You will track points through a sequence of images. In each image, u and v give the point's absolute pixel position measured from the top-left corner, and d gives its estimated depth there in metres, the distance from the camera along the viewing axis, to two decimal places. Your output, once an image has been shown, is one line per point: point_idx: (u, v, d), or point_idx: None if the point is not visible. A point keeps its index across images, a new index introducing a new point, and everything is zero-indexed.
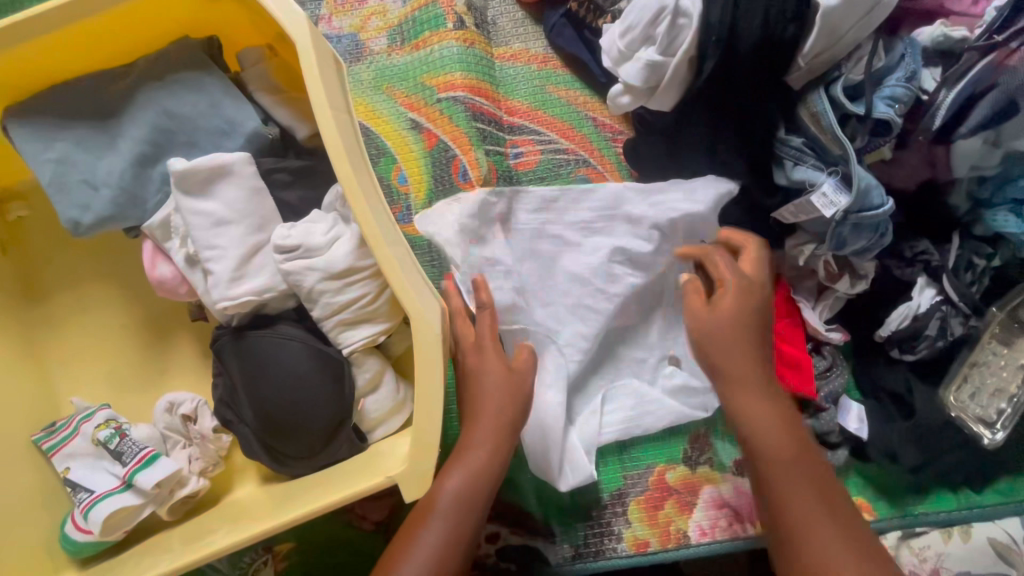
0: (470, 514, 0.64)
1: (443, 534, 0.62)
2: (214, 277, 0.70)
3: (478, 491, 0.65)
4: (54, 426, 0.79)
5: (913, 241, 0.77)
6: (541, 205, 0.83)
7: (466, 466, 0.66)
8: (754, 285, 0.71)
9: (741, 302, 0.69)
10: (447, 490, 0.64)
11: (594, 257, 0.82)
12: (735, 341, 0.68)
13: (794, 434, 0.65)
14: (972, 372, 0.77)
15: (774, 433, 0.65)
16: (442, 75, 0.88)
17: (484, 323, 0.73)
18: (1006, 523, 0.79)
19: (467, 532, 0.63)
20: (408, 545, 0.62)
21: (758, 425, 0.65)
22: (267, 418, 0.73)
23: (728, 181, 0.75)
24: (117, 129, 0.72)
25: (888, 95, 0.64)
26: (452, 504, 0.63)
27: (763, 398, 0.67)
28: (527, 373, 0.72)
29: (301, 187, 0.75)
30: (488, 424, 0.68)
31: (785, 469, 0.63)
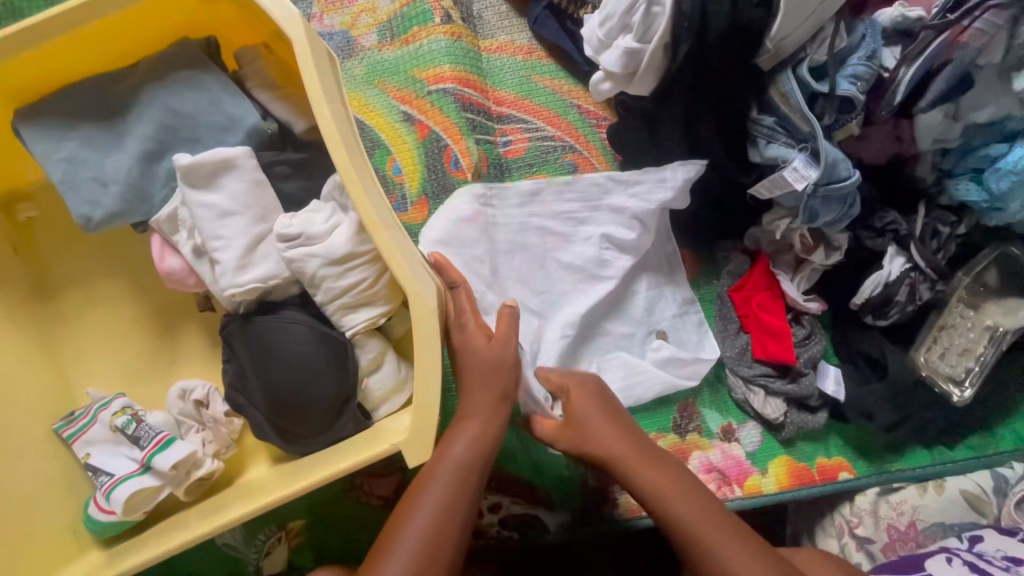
0: (470, 480, 0.68)
1: (442, 498, 0.66)
2: (221, 266, 0.73)
3: (476, 457, 0.69)
4: (72, 415, 0.83)
5: (883, 213, 0.81)
6: (527, 197, 0.87)
7: (464, 435, 0.71)
8: (584, 384, 0.74)
9: (589, 399, 0.73)
10: (448, 457, 0.69)
11: (586, 246, 0.87)
12: (598, 442, 0.70)
13: (698, 503, 0.65)
14: (942, 334, 0.82)
15: (676, 506, 0.65)
16: (431, 67, 0.92)
17: (461, 301, 0.77)
18: (978, 476, 0.84)
19: (466, 498, 0.67)
20: (411, 508, 0.66)
21: (661, 501, 0.66)
22: (276, 399, 0.77)
23: (699, 160, 0.79)
24: (124, 127, 0.76)
25: (851, 73, 0.68)
26: (451, 470, 0.68)
27: (655, 474, 0.67)
28: (510, 341, 0.75)
29: (300, 179, 0.79)
30: (483, 395, 0.73)
31: (708, 534, 0.63)
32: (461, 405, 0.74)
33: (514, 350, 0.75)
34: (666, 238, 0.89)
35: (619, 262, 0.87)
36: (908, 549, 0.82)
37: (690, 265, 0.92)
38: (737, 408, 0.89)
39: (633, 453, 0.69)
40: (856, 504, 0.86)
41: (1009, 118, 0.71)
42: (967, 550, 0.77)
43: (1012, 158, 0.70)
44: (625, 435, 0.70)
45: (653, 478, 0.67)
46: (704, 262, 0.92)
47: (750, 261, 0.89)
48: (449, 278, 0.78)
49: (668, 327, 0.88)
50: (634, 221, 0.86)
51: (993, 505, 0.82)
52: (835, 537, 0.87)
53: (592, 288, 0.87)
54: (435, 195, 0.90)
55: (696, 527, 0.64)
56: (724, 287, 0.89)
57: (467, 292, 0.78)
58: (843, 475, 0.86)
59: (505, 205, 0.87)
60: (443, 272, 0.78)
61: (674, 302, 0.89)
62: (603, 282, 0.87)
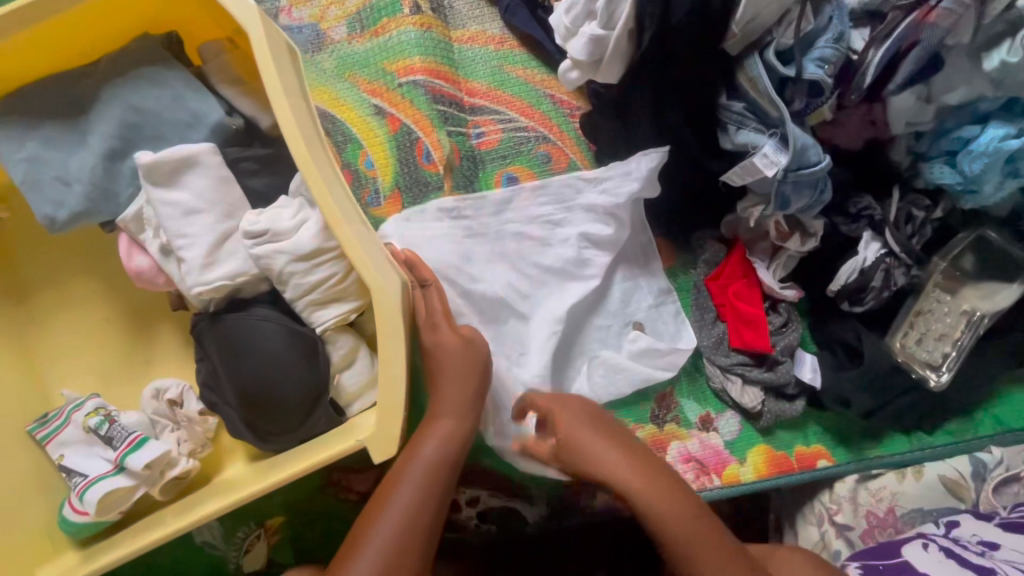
0: (441, 479, 0.68)
1: (411, 497, 0.66)
2: (187, 264, 0.73)
3: (447, 455, 0.70)
4: (46, 417, 0.83)
5: (857, 198, 0.80)
6: (502, 205, 0.86)
7: (436, 434, 0.70)
8: (573, 408, 0.73)
9: (574, 419, 0.72)
10: (420, 456, 0.69)
11: (565, 248, 0.86)
12: (595, 463, 0.68)
13: (697, 526, 0.64)
14: (918, 320, 0.82)
15: (677, 529, 0.64)
16: (401, 59, 0.91)
17: (432, 300, 0.76)
18: (956, 461, 0.83)
19: (434, 500, 0.67)
20: (381, 509, 0.66)
21: (660, 522, 0.64)
22: (247, 397, 0.76)
23: (657, 148, 0.78)
24: (86, 126, 0.75)
25: (818, 56, 0.67)
26: (422, 470, 0.68)
27: (655, 497, 0.65)
28: (480, 342, 0.76)
29: (268, 175, 0.78)
30: (455, 392, 0.73)
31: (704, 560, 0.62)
32: (432, 405, 0.74)
33: (485, 350, 0.75)
34: (641, 229, 0.88)
35: (594, 252, 0.86)
36: (887, 536, 0.82)
37: (666, 254, 0.92)
38: (715, 396, 0.88)
39: (634, 472, 0.67)
40: (836, 491, 0.86)
41: (981, 99, 0.70)
42: (943, 536, 0.77)
43: (983, 140, 0.69)
44: (625, 457, 0.68)
45: (653, 503, 0.65)
46: (681, 250, 0.92)
47: (727, 249, 0.88)
48: (420, 277, 0.78)
49: (644, 318, 0.88)
50: (607, 213, 0.85)
51: (972, 490, 0.82)
52: (815, 524, 0.87)
53: (566, 279, 0.86)
54: (408, 188, 0.89)
55: (694, 550, 0.63)
56: (700, 277, 0.89)
57: (437, 290, 0.77)
58: (822, 463, 0.85)
59: (480, 207, 0.86)
60: (415, 269, 0.78)
61: (649, 293, 0.88)
62: (584, 281, 0.86)
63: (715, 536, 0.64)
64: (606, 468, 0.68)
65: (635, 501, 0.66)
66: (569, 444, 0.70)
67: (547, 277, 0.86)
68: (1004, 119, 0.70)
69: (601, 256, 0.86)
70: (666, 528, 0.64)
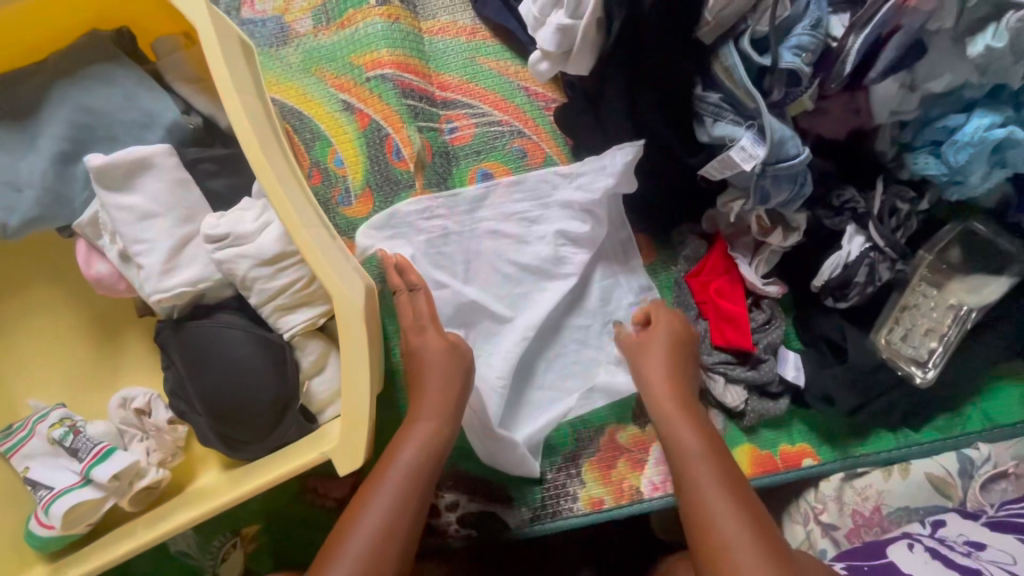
0: (420, 484, 0.66)
1: (391, 501, 0.64)
2: (145, 271, 0.70)
3: (426, 459, 0.67)
4: (10, 429, 0.81)
5: (839, 190, 0.78)
6: (477, 201, 0.83)
7: (414, 439, 0.68)
8: (685, 332, 0.77)
9: (668, 331, 0.76)
10: (399, 460, 0.66)
11: (541, 246, 0.83)
12: (649, 376, 0.74)
13: (715, 456, 0.66)
14: (904, 315, 0.80)
15: (694, 454, 0.66)
16: (369, 52, 0.88)
17: (419, 303, 0.76)
18: (943, 459, 0.82)
19: (414, 506, 0.65)
20: (357, 514, 0.63)
21: (683, 446, 0.67)
22: (213, 406, 0.73)
23: (633, 141, 0.75)
24: (36, 129, 0.73)
25: (795, 44, 0.64)
26: (401, 475, 0.65)
27: (686, 424, 0.69)
28: (467, 351, 0.74)
29: (228, 176, 0.76)
30: (436, 396, 0.71)
31: (708, 482, 0.63)
32: (411, 409, 0.72)
33: (468, 356, 0.74)
34: (620, 225, 0.86)
35: (570, 250, 0.84)
36: (874, 534, 0.80)
37: (647, 248, 0.89)
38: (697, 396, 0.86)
39: (674, 397, 0.72)
40: (821, 490, 0.84)
41: (966, 86, 0.67)
42: (930, 536, 0.75)
43: (969, 129, 0.67)
44: (674, 379, 0.73)
45: (684, 428, 0.68)
46: (661, 245, 0.89)
47: (708, 245, 0.85)
48: (409, 280, 0.76)
49: (624, 317, 0.85)
50: (584, 211, 0.83)
51: (959, 488, 0.80)
52: (800, 523, 0.85)
53: (544, 278, 0.84)
54: (379, 187, 0.86)
55: (702, 474, 0.64)
56: (681, 273, 0.86)
57: (426, 294, 0.76)
58: (806, 461, 0.83)
59: (455, 209, 0.82)
60: (404, 275, 0.77)
61: (628, 292, 0.86)
62: (561, 280, 0.84)
63: (727, 470, 0.65)
64: (652, 386, 0.73)
65: (665, 420, 0.70)
66: (639, 351, 0.76)
67: (521, 276, 0.84)
68: (990, 107, 0.67)
69: (581, 254, 0.84)
70: (685, 449, 0.67)
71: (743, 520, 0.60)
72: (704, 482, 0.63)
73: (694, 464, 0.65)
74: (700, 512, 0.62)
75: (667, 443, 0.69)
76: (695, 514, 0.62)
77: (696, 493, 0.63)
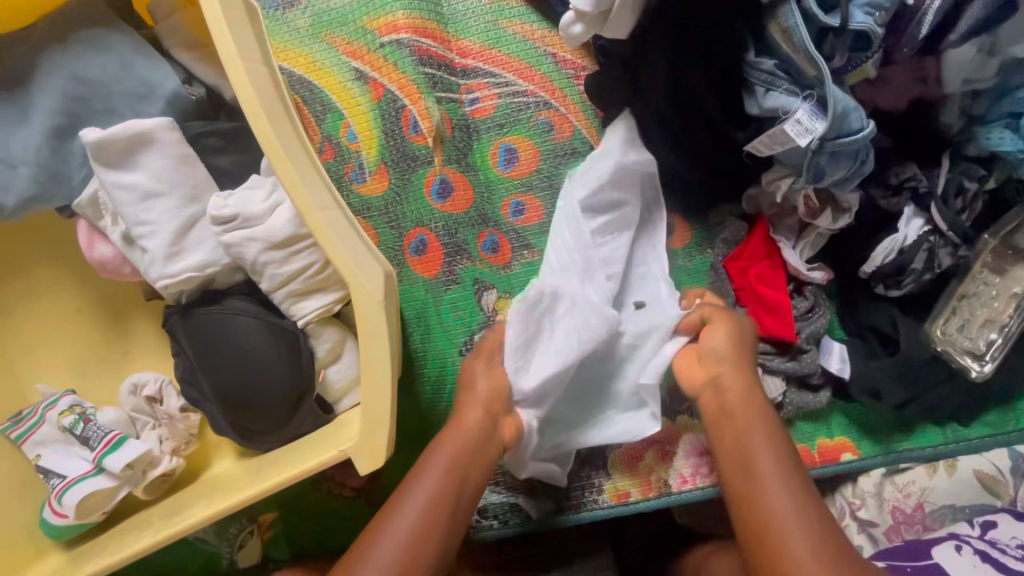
0: (449, 506, 0.62)
1: (417, 519, 0.60)
2: (149, 255, 0.66)
3: (455, 478, 0.63)
4: (19, 416, 0.77)
5: (899, 167, 0.71)
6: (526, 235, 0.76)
7: (442, 457, 0.64)
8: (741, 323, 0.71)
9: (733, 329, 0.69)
10: (428, 472, 0.63)
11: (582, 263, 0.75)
12: (722, 377, 0.67)
13: (786, 466, 0.60)
14: (962, 304, 0.74)
15: (762, 456, 0.60)
16: (383, 16, 0.82)
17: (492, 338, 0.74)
18: (993, 455, 0.77)
19: (443, 524, 0.61)
20: (380, 530, 0.59)
21: (747, 447, 0.62)
22: (227, 396, 0.70)
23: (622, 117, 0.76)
24: (27, 100, 0.68)
25: (866, 2, 0.57)
26: (428, 494, 0.61)
27: (758, 426, 0.63)
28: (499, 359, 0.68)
29: (235, 152, 0.71)
30: (476, 413, 0.66)
31: (774, 494, 0.58)
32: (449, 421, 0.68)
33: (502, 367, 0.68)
34: (651, 202, 0.79)
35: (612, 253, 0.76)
36: (914, 533, 0.77)
37: (681, 231, 0.82)
38: None
39: (744, 398, 0.65)
40: (859, 485, 0.80)
41: None
42: (979, 538, 0.71)
43: None
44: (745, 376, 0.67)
45: (753, 431, 0.63)
46: (697, 224, 0.82)
47: (749, 226, 0.80)
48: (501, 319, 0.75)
49: (647, 298, 0.77)
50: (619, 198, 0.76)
51: (1009, 486, 0.76)
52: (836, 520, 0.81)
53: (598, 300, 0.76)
54: (394, 163, 0.81)
55: (771, 479, 0.58)
56: (719, 257, 0.80)
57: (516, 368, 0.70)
58: (846, 456, 0.78)
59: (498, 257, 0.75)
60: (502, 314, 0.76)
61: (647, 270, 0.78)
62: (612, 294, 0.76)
63: (799, 482, 0.58)
64: (723, 386, 0.67)
65: (737, 423, 0.64)
66: (710, 347, 0.69)
67: (608, 321, 0.71)
68: None
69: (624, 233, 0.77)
70: (758, 454, 0.61)
71: (811, 532, 0.55)
72: (770, 496, 0.58)
73: (766, 472, 0.59)
74: (768, 525, 0.56)
75: (732, 445, 0.63)
76: (756, 519, 0.57)
77: (759, 499, 0.58)
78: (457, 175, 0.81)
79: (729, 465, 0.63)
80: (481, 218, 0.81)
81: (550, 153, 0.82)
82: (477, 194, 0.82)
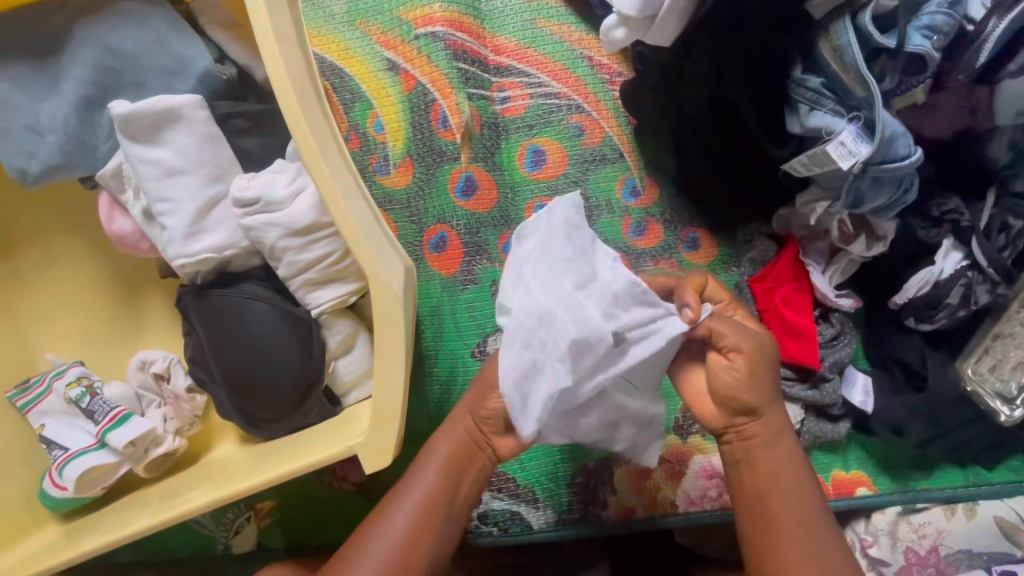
0: (441, 517, 0.59)
1: (404, 530, 0.58)
2: (169, 232, 0.65)
3: (448, 486, 0.60)
4: (27, 383, 0.77)
5: (943, 199, 0.69)
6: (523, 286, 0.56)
7: (431, 467, 0.61)
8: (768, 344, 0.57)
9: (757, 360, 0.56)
10: (419, 482, 0.60)
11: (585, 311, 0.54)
12: (746, 424, 0.57)
13: (807, 515, 0.56)
14: (995, 344, 0.71)
15: (779, 485, 0.57)
16: (419, 8, 0.81)
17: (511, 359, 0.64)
18: (1016, 502, 0.74)
19: (432, 535, 0.59)
20: (367, 538, 0.58)
21: (766, 476, 0.57)
22: (235, 381, 0.69)
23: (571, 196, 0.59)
24: (59, 68, 0.67)
25: (925, 24, 0.56)
26: (421, 500, 0.59)
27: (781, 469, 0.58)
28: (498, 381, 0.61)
29: (261, 135, 0.70)
30: (467, 421, 0.62)
31: (785, 525, 0.55)
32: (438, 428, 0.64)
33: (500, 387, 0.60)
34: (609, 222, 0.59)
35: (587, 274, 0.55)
36: None
37: (706, 247, 0.80)
38: None
39: (767, 443, 0.58)
40: (873, 522, 0.76)
41: None
42: None
43: None
44: (776, 418, 0.58)
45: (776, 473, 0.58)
46: (723, 241, 0.80)
47: (778, 246, 0.77)
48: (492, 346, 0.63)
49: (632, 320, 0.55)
50: (582, 241, 0.57)
51: None
52: None
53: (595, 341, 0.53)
54: (420, 157, 0.80)
55: (783, 508, 0.56)
56: (744, 276, 0.78)
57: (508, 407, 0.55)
58: (861, 490, 0.76)
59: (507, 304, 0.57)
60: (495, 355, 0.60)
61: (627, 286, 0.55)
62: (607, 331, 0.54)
63: (824, 535, 0.55)
64: (747, 432, 0.57)
65: (766, 470, 0.57)
66: (728, 395, 0.57)
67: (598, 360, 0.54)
68: None
69: (603, 260, 0.57)
70: (780, 504, 0.56)
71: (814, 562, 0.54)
72: (779, 522, 0.56)
73: (788, 525, 0.55)
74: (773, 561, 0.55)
75: (754, 484, 0.58)
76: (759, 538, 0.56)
77: (768, 523, 0.56)
78: (482, 173, 0.80)
79: (741, 483, 0.59)
80: (503, 219, 0.80)
81: (578, 158, 0.81)
82: (501, 195, 0.80)
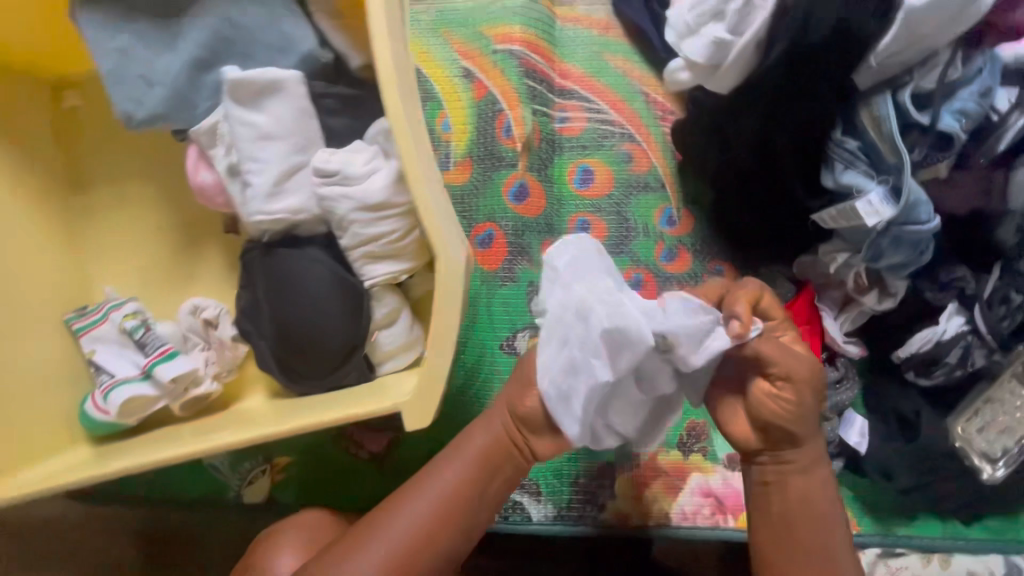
0: (467, 502, 0.64)
1: (431, 509, 0.63)
2: (252, 190, 0.72)
3: (479, 476, 0.65)
4: (85, 310, 0.83)
5: (951, 268, 0.76)
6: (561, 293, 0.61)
7: (465, 455, 0.65)
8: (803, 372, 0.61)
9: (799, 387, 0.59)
10: (451, 465, 0.65)
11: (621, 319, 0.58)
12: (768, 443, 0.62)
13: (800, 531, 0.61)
14: (986, 407, 0.76)
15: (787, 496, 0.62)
16: (500, 26, 0.89)
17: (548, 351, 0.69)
18: (989, 559, 0.79)
19: (456, 518, 0.64)
20: (397, 509, 0.63)
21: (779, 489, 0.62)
22: (286, 337, 0.75)
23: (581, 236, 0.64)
24: (178, 29, 0.74)
25: (958, 109, 0.65)
26: (452, 482, 0.64)
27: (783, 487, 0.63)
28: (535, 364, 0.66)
29: (347, 116, 0.77)
30: (504, 418, 0.66)
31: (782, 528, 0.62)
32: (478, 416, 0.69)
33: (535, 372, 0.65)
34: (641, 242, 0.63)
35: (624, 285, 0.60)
36: None
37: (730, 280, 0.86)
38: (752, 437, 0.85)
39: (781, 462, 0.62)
40: None
41: None
42: None
43: None
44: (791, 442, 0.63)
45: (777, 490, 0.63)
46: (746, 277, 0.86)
47: (795, 289, 0.84)
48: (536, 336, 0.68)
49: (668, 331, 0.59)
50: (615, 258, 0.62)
51: None
52: None
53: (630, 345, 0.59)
54: (480, 159, 0.87)
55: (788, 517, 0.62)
56: None
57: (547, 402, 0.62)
58: None
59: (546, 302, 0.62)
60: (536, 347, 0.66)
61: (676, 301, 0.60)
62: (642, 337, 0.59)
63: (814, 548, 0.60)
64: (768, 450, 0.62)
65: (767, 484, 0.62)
66: (765, 415, 0.61)
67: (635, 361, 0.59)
68: None
69: None
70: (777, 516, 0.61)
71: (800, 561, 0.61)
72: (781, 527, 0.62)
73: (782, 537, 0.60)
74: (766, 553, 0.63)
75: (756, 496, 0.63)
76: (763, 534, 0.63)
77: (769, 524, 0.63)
78: (535, 182, 0.87)
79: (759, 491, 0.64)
80: (548, 227, 0.86)
81: (624, 182, 0.88)
82: (549, 205, 0.87)
